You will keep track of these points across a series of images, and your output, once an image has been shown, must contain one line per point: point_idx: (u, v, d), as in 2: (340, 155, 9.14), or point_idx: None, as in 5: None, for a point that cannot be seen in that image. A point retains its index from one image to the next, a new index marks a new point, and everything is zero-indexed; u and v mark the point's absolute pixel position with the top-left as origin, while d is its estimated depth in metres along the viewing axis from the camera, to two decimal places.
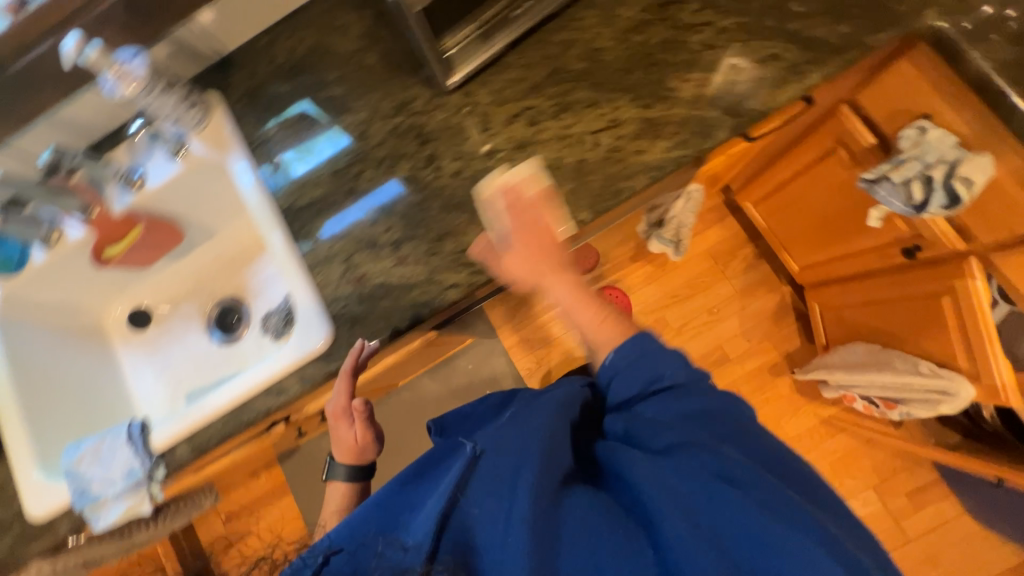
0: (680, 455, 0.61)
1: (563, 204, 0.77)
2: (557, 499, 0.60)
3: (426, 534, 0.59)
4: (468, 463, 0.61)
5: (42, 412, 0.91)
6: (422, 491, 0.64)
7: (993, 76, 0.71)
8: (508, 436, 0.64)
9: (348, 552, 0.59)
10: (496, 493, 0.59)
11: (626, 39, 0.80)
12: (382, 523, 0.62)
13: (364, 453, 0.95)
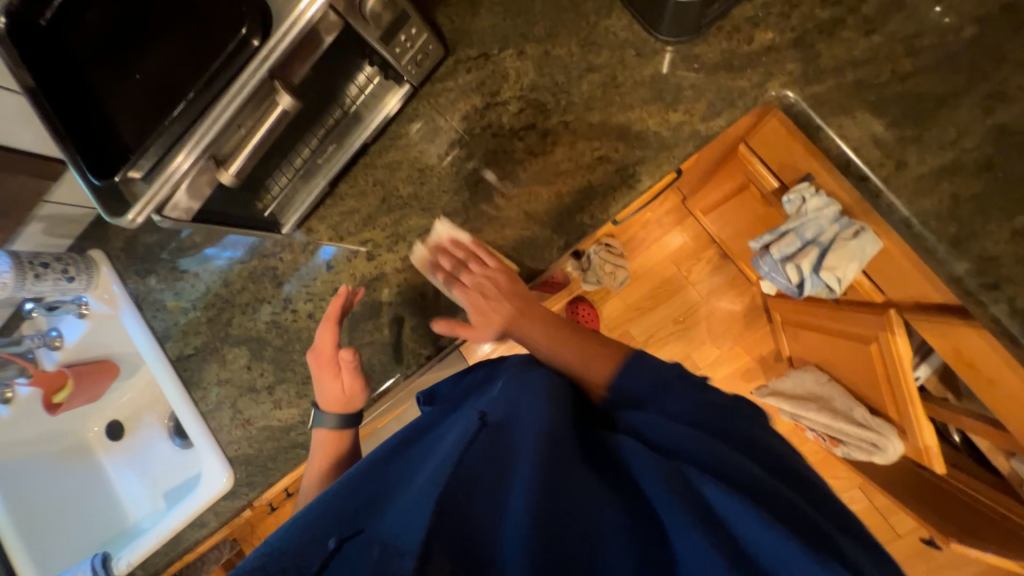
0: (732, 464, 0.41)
1: (409, 341, 0.77)
2: (563, 473, 0.41)
3: (420, 498, 0.39)
4: (476, 432, 0.44)
5: (42, 538, 1.08)
6: (406, 472, 0.47)
7: (852, 158, 0.60)
8: (517, 403, 0.48)
9: (332, 546, 0.41)
10: (503, 476, 0.41)
11: (450, 154, 0.75)
12: (346, 515, 0.43)
13: (348, 454, 0.68)
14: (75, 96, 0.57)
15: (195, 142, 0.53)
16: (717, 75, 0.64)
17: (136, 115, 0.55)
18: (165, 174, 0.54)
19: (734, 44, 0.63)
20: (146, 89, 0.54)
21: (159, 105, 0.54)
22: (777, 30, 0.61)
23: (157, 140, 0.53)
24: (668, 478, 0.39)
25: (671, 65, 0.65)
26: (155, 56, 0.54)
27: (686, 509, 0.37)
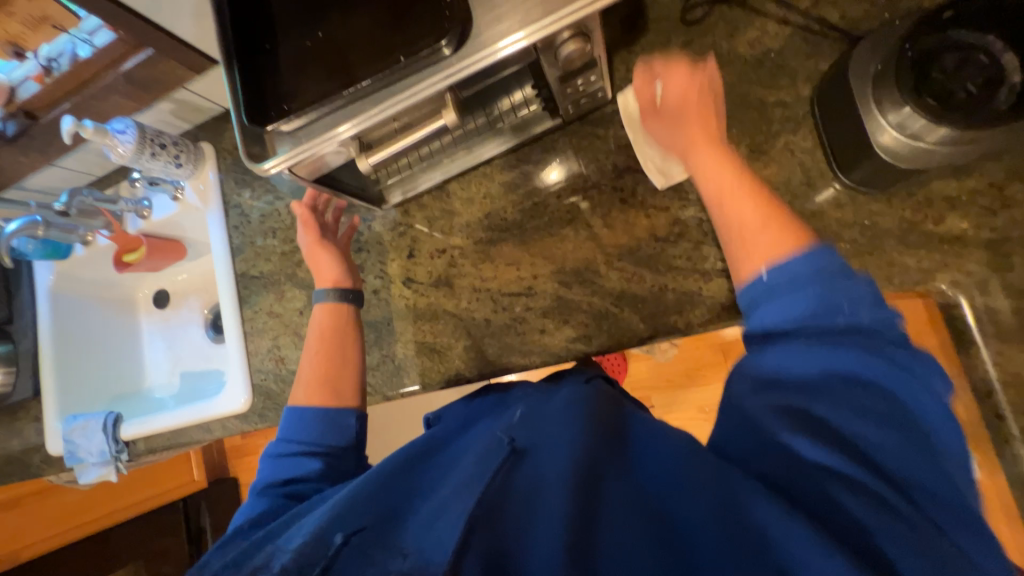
0: (820, 479, 0.35)
1: (456, 358, 0.76)
2: (597, 497, 0.37)
3: (443, 522, 0.38)
4: (504, 458, 0.41)
5: (72, 370, 1.17)
6: (428, 479, 0.47)
7: (995, 390, 0.54)
8: (544, 425, 0.44)
9: (339, 542, 0.40)
10: (525, 504, 0.39)
11: (569, 200, 0.72)
12: (360, 512, 0.43)
13: (343, 329, 0.72)
14: (252, 29, 0.56)
15: (349, 126, 0.53)
16: (884, 242, 0.58)
17: (301, 72, 0.54)
18: (322, 139, 0.54)
19: (919, 217, 0.56)
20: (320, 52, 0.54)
21: (326, 72, 0.54)
22: (974, 223, 0.55)
23: (313, 108, 0.53)
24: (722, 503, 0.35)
25: (839, 211, 0.60)
26: (341, 23, 0.54)
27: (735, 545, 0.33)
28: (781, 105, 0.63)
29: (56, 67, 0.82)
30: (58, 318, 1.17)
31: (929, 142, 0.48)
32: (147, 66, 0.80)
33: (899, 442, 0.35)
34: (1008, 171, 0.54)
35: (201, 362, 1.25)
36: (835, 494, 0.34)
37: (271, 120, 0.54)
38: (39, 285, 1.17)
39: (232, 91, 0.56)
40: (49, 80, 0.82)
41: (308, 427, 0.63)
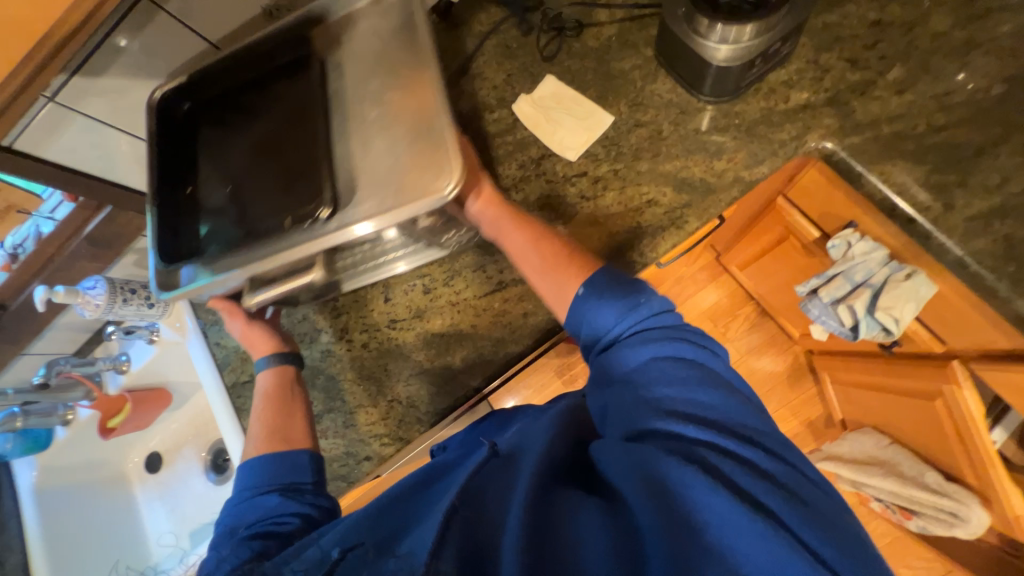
0: (700, 451, 0.42)
1: (458, 373, 0.79)
2: (552, 495, 0.44)
3: (426, 521, 0.43)
4: (486, 458, 0.48)
5: (70, 569, 1.08)
6: (431, 497, 0.48)
7: (896, 203, 0.63)
8: (528, 431, 0.51)
9: (336, 556, 0.45)
10: (502, 491, 0.44)
11: (506, 198, 0.81)
12: (370, 539, 0.45)
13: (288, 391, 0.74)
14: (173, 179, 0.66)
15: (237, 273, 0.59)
16: (757, 129, 0.69)
17: (220, 217, 0.64)
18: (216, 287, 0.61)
19: (772, 103, 0.69)
20: (229, 213, 0.63)
21: (234, 236, 0.62)
22: (811, 91, 0.68)
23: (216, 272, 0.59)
24: (648, 493, 0.40)
25: (715, 122, 0.72)
26: (250, 170, 0.64)
27: (666, 518, 0.38)
28: (637, 67, 0.78)
29: (21, 252, 0.88)
30: (47, 517, 1.09)
31: (747, 40, 0.62)
32: (107, 222, 0.88)
33: (734, 401, 0.45)
34: (815, 48, 0.68)
35: (210, 510, 1.18)
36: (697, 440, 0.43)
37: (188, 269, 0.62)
38: (19, 488, 1.09)
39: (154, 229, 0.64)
40: (16, 265, 0.88)
41: (262, 471, 0.61)
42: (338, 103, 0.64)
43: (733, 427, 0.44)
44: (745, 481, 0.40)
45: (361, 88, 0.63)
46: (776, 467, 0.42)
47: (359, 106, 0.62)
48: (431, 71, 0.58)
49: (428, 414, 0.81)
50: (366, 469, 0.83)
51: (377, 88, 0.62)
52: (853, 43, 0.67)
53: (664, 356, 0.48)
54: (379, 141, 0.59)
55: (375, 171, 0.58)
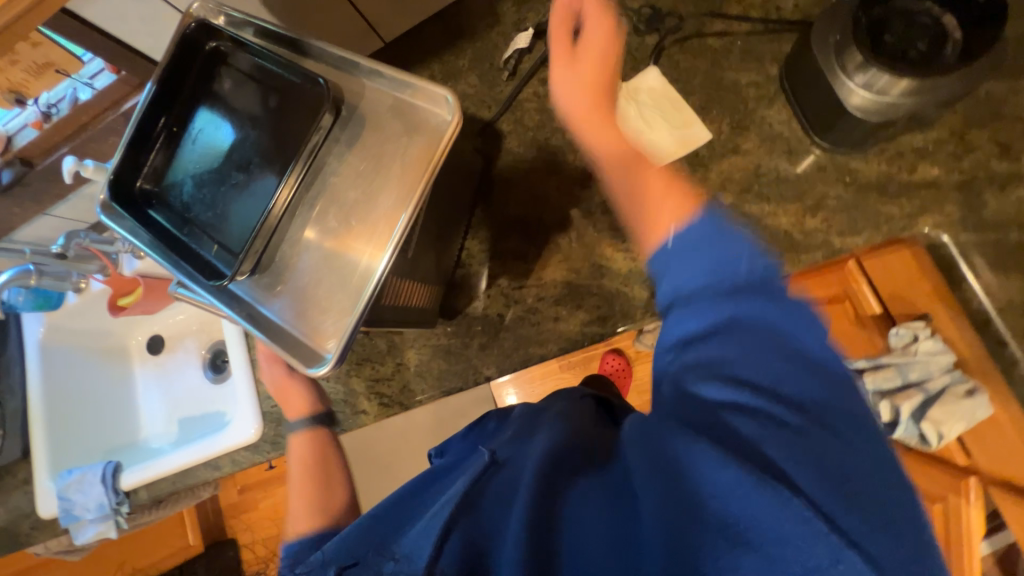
0: (722, 417, 0.36)
1: (473, 356, 0.77)
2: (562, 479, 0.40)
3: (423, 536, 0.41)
4: (484, 463, 0.44)
5: (62, 426, 1.12)
6: (428, 503, 0.47)
7: (992, 318, 0.58)
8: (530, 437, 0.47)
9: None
10: (502, 503, 0.40)
11: (569, 192, 0.76)
12: (360, 545, 0.44)
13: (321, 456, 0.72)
14: (195, 132, 0.64)
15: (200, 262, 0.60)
16: (867, 194, 0.62)
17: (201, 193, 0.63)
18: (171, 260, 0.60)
19: (895, 169, 0.61)
20: (201, 200, 0.62)
21: (187, 232, 0.62)
22: (946, 168, 0.59)
23: (158, 256, 0.60)
24: (661, 483, 0.35)
25: (822, 172, 0.64)
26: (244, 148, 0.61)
27: (670, 517, 0.33)
28: (753, 84, 0.69)
29: (55, 113, 0.82)
30: (48, 372, 1.13)
31: (894, 95, 0.53)
32: None
33: (811, 384, 0.36)
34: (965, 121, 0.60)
35: (202, 404, 1.21)
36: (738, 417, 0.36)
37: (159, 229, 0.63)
38: (27, 340, 1.13)
39: (149, 155, 0.66)
40: (48, 125, 0.82)
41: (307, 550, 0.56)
42: (336, 166, 0.56)
43: (766, 362, 0.36)
44: (764, 456, 0.34)
45: (359, 210, 0.55)
46: (800, 365, 0.36)
47: (354, 209, 0.55)
48: (428, 113, 0.53)
49: (434, 386, 0.79)
50: (359, 419, 0.83)
51: (374, 223, 0.54)
52: (1011, 127, 0.58)
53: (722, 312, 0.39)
54: (342, 271, 0.55)
55: (345, 196, 0.56)
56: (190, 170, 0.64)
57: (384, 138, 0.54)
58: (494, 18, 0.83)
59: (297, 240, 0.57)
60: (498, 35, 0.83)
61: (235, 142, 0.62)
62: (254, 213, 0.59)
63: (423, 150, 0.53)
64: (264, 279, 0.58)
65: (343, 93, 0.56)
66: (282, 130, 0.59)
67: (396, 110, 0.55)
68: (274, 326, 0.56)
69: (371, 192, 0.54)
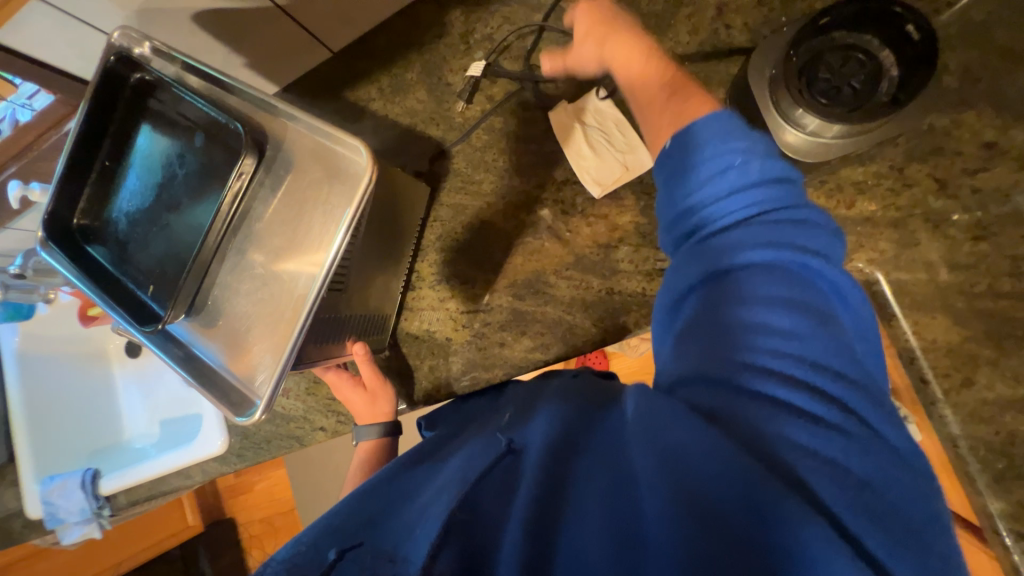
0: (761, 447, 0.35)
1: (425, 380, 0.78)
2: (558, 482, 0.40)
3: (428, 521, 0.40)
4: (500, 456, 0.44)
5: (44, 431, 1.16)
6: (418, 477, 0.51)
7: (917, 357, 0.58)
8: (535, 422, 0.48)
9: (333, 559, 0.40)
10: (503, 496, 0.41)
11: (514, 217, 0.75)
12: (354, 527, 0.44)
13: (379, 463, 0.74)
14: (130, 167, 0.64)
15: (151, 289, 0.61)
16: None
17: (135, 230, 0.63)
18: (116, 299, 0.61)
19: (832, 204, 0.60)
20: (136, 239, 0.62)
21: (125, 272, 0.63)
22: (881, 204, 0.58)
23: (96, 298, 0.61)
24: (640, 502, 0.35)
25: None
26: (170, 184, 0.61)
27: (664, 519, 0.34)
28: None
29: None
30: (28, 379, 1.16)
31: (828, 137, 0.53)
32: None
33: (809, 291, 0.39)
34: (905, 154, 0.58)
35: (180, 407, 1.24)
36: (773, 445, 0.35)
37: (107, 268, 0.63)
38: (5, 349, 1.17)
39: (85, 188, 0.65)
40: None
41: None
42: (263, 212, 0.56)
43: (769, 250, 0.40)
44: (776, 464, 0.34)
45: (284, 257, 0.55)
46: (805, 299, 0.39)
47: (279, 256, 0.55)
48: (347, 159, 0.53)
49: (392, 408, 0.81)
50: (319, 434, 0.86)
51: (297, 271, 0.54)
52: (950, 162, 0.56)
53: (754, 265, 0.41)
54: (269, 323, 0.56)
55: (271, 238, 0.56)
56: (126, 207, 0.64)
57: (306, 184, 0.54)
58: (441, 29, 0.80)
59: (229, 284, 0.58)
60: (446, 47, 0.80)
61: (166, 180, 0.61)
62: (185, 256, 0.60)
63: (342, 199, 0.53)
64: (200, 321, 0.59)
65: (266, 136, 0.56)
66: (208, 171, 0.59)
67: (317, 154, 0.54)
68: (209, 367, 0.58)
69: (294, 239, 0.55)
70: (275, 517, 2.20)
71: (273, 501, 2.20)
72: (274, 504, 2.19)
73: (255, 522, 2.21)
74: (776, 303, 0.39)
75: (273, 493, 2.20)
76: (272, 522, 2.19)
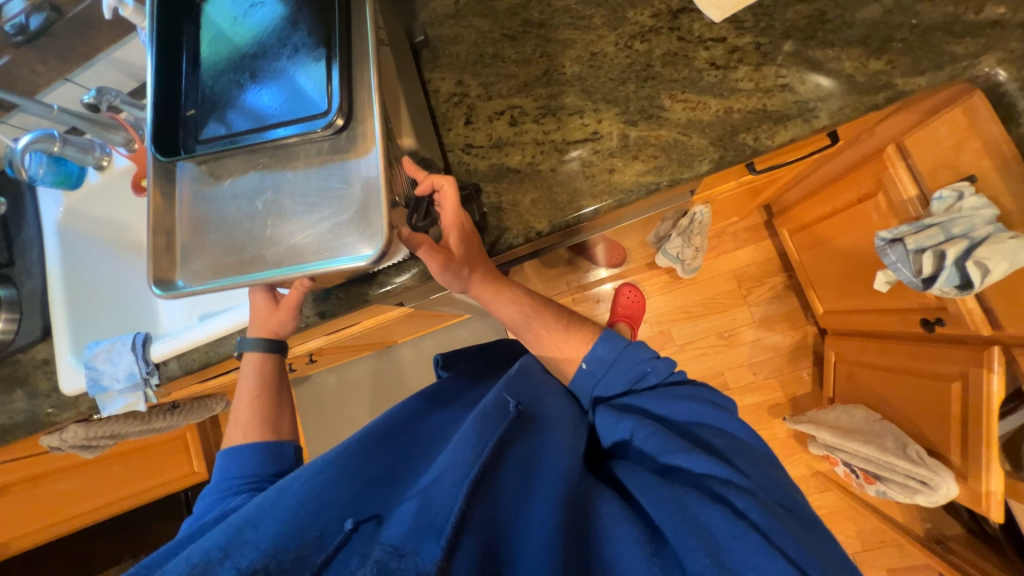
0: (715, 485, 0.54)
1: (524, 213, 0.76)
2: (582, 501, 0.55)
3: (439, 481, 0.54)
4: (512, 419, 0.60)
5: (83, 310, 1.09)
6: (429, 445, 0.64)
7: None
8: (542, 405, 0.68)
9: (348, 528, 0.51)
10: (521, 479, 0.57)
11: (629, 46, 0.75)
12: (366, 504, 0.55)
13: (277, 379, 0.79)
14: None
15: (192, 111, 0.60)
16: (932, 35, 0.63)
17: (228, 55, 0.60)
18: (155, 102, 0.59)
19: (962, 10, 0.62)
20: (217, 71, 0.60)
21: (189, 83, 0.61)
22: (1010, 8, 0.61)
23: (147, 78, 0.60)
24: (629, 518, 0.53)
25: (890, 16, 0.65)
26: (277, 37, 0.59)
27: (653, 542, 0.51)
28: None
29: None
30: (69, 254, 1.10)
31: None
32: None
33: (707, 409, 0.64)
34: None
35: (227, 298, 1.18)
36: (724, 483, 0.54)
37: (185, 82, 0.61)
38: (48, 221, 1.11)
39: None
40: None
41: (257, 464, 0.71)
42: (303, 163, 0.58)
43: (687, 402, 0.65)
44: (730, 494, 0.53)
45: (288, 242, 0.58)
46: (717, 415, 0.63)
47: (290, 222, 0.58)
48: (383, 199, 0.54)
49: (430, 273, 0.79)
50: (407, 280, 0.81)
51: (282, 248, 0.58)
52: None
53: (686, 406, 0.64)
54: (246, 252, 0.59)
55: (293, 185, 0.58)
56: (228, 38, 0.61)
57: (341, 182, 0.57)
58: None
59: (248, 206, 0.60)
60: None
61: (269, 43, 0.59)
62: (226, 123, 0.59)
63: (350, 242, 0.56)
64: (200, 215, 0.61)
65: (355, 106, 0.56)
66: (285, 91, 0.57)
67: (361, 189, 0.56)
68: (189, 226, 0.61)
69: (299, 245, 0.57)
70: None
71: None
72: None
73: None
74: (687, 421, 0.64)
75: None
76: None
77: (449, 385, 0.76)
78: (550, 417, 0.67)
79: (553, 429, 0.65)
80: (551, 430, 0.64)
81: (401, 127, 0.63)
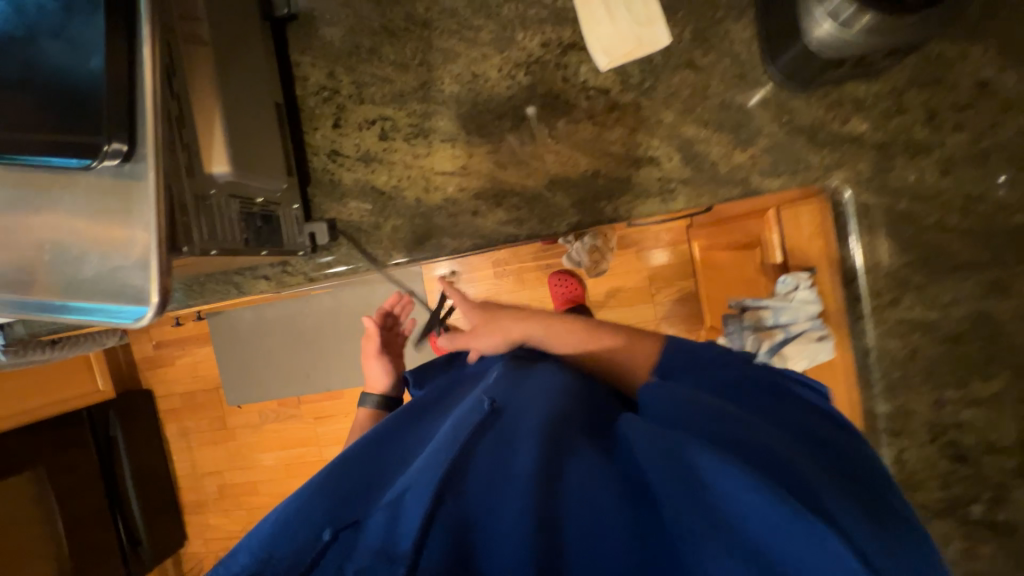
0: (779, 460, 0.43)
1: (385, 239, 0.73)
2: (559, 454, 0.46)
3: (404, 499, 0.45)
4: (485, 416, 0.49)
5: None
6: (409, 441, 0.55)
7: (859, 277, 0.62)
8: (520, 386, 0.55)
9: (326, 540, 0.44)
10: (501, 449, 0.48)
11: (512, 75, 0.68)
12: (337, 508, 0.46)
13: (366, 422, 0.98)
14: None
15: None
16: (796, 138, 0.62)
17: None
18: None
19: (829, 117, 0.61)
20: None
21: None
22: (872, 126, 0.60)
23: None
24: (622, 517, 0.42)
25: (766, 107, 0.62)
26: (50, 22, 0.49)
27: (676, 504, 0.40)
28: None
29: None
30: None
31: (855, 32, 0.50)
32: None
33: (792, 397, 0.55)
34: (907, 79, 0.59)
35: None
36: (772, 440, 0.45)
37: None
38: None
39: None
40: None
41: None
42: (81, 188, 0.51)
43: (741, 368, 0.57)
44: (774, 455, 0.43)
45: (67, 272, 0.52)
46: (796, 395, 0.55)
47: (65, 251, 0.52)
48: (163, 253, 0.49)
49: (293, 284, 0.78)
50: (265, 287, 0.79)
51: (59, 279, 0.53)
52: (943, 96, 0.58)
53: (750, 375, 0.56)
54: (15, 271, 0.53)
55: (73, 210, 0.52)
56: None
57: (120, 220, 0.51)
58: None
59: (22, 220, 0.52)
60: None
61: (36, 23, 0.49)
62: None
63: (122, 292, 0.51)
64: None
65: (138, 131, 0.49)
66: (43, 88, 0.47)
67: (140, 230, 0.50)
68: None
69: (76, 280, 0.52)
70: (198, 392, 2.14)
71: (197, 376, 2.13)
72: (198, 379, 2.12)
73: (176, 394, 2.14)
74: (716, 385, 0.56)
75: (197, 369, 2.11)
76: (195, 396, 2.13)
77: (428, 388, 0.68)
78: (546, 386, 0.55)
79: (552, 385, 0.55)
80: (548, 385, 0.55)
81: (217, 146, 0.56)
